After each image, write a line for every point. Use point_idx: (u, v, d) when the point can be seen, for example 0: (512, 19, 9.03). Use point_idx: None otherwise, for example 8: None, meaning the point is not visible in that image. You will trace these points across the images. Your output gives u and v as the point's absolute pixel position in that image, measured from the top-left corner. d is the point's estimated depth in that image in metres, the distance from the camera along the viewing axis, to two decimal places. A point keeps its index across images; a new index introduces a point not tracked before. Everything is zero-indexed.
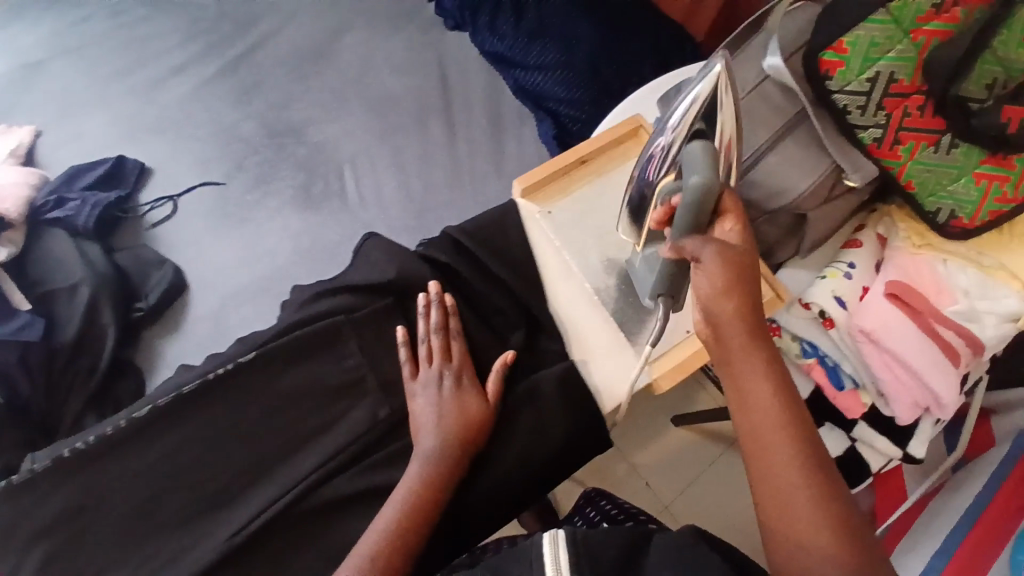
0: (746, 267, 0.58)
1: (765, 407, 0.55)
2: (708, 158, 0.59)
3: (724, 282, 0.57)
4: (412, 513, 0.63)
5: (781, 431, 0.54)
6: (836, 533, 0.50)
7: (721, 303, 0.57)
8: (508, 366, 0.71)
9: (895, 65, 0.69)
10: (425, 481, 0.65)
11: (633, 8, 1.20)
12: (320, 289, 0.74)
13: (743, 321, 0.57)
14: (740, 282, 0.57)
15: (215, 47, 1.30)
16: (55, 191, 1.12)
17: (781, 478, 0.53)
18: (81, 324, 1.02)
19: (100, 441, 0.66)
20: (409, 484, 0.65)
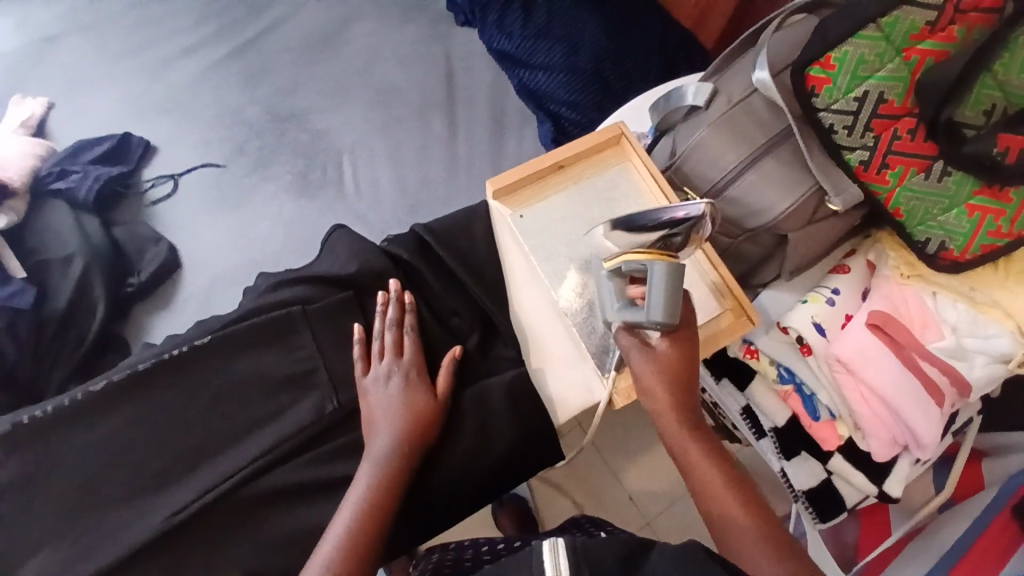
0: (681, 357, 0.63)
1: (713, 478, 0.60)
2: (676, 291, 0.58)
3: (661, 370, 0.62)
4: (360, 517, 0.63)
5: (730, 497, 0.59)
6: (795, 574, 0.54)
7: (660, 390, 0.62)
8: (457, 362, 0.72)
9: (885, 85, 0.67)
10: (376, 490, 0.64)
11: (643, 11, 1.18)
12: (281, 278, 0.75)
13: (682, 405, 0.62)
14: (675, 368, 0.62)
15: (227, 30, 1.32)
16: (59, 163, 1.15)
17: (738, 539, 0.57)
18: (73, 295, 1.05)
19: (57, 410, 0.68)
20: (359, 487, 0.65)
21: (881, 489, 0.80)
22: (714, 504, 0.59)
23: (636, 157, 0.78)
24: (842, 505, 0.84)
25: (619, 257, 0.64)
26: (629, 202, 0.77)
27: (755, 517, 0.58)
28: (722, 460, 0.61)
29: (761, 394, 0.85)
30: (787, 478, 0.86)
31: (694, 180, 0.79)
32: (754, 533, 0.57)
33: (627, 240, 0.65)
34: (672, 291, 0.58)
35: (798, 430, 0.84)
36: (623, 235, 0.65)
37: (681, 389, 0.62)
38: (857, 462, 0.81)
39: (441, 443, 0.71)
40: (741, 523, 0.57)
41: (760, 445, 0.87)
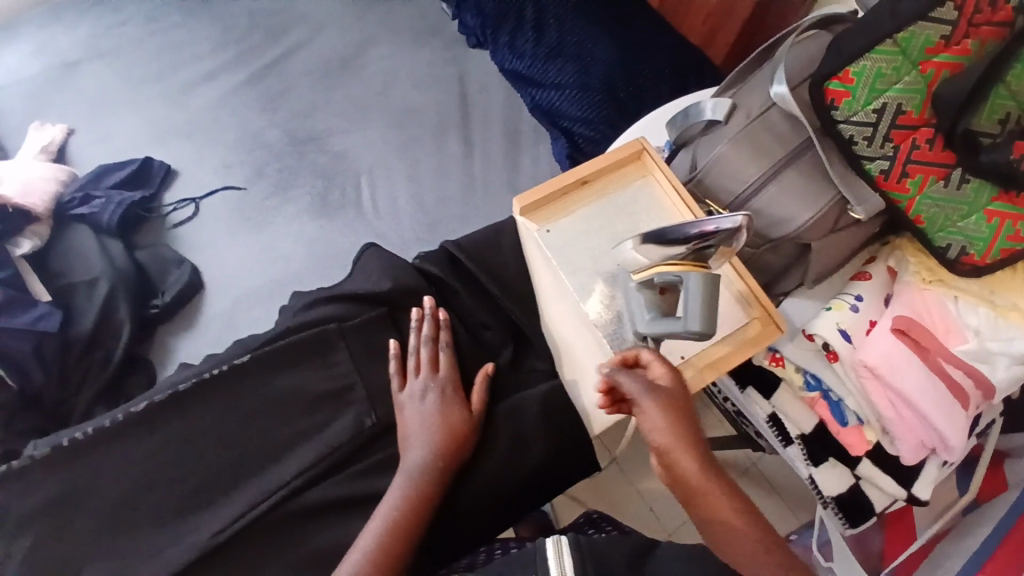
0: (681, 395, 0.64)
1: (726, 510, 0.60)
2: (712, 300, 0.59)
3: (670, 407, 0.62)
4: (389, 528, 0.63)
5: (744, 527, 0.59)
6: None
7: (667, 426, 0.62)
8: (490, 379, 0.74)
9: (903, 97, 0.69)
10: (408, 502, 0.65)
11: (653, 29, 1.21)
12: (313, 297, 0.76)
13: (687, 438, 0.62)
14: (678, 404, 0.63)
15: (245, 56, 1.35)
16: (81, 188, 1.17)
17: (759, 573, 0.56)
18: (98, 318, 1.06)
19: (98, 432, 0.69)
20: (392, 496, 0.65)
21: (911, 493, 0.82)
22: (730, 535, 0.59)
23: (658, 171, 0.79)
24: (871, 511, 0.84)
25: (656, 267, 0.65)
26: (653, 215, 0.78)
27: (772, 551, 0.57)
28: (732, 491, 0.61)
29: (787, 403, 0.85)
30: (816, 485, 0.85)
31: (716, 193, 0.80)
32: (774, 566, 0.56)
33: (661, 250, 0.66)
34: (708, 301, 0.59)
35: (824, 438, 0.84)
36: (657, 245, 0.66)
37: (683, 424, 0.62)
38: (885, 467, 0.82)
39: (474, 458, 0.72)
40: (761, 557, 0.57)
41: (788, 453, 0.86)
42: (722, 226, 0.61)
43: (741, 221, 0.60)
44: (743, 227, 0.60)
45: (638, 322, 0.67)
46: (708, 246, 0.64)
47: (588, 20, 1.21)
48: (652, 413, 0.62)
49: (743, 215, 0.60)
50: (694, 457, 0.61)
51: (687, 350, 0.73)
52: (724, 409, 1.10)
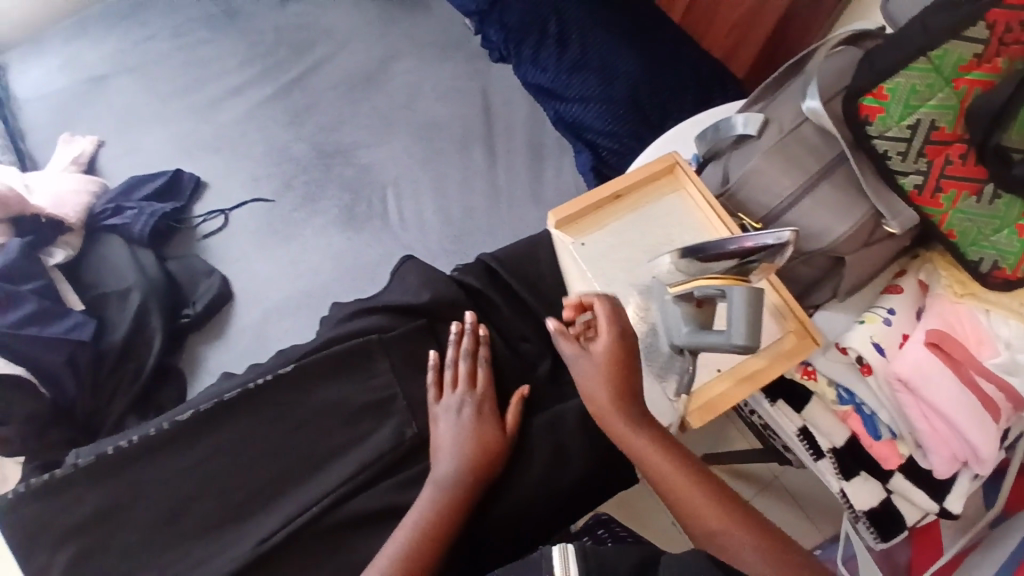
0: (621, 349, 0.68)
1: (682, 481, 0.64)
2: (756, 313, 0.60)
3: (598, 373, 0.68)
4: (418, 536, 0.62)
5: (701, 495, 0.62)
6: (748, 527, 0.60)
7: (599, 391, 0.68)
8: (524, 401, 0.74)
9: (937, 113, 0.69)
10: (436, 510, 0.64)
11: (676, 44, 1.22)
12: (356, 308, 0.78)
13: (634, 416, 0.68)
14: (617, 359, 0.68)
15: (271, 71, 1.37)
16: (113, 200, 1.18)
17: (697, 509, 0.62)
18: (130, 328, 1.07)
19: (143, 441, 0.70)
20: (420, 505, 0.65)
21: (942, 506, 0.82)
22: (688, 503, 0.63)
23: (691, 185, 0.80)
24: (902, 525, 0.85)
25: (698, 279, 0.66)
26: (686, 229, 0.79)
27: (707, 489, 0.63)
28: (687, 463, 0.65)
29: (818, 417, 0.86)
30: (848, 500, 0.85)
31: (748, 207, 0.81)
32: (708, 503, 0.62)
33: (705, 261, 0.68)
34: (752, 314, 0.60)
35: (856, 451, 0.85)
36: (701, 256, 0.68)
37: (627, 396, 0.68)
38: (917, 479, 0.82)
39: (507, 475, 0.72)
40: (697, 497, 0.63)
41: (818, 467, 0.86)
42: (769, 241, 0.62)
43: (789, 237, 0.61)
44: (790, 242, 0.62)
45: (676, 334, 0.69)
46: (753, 262, 0.65)
47: (611, 35, 1.22)
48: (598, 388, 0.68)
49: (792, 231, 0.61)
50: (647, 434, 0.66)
51: (722, 363, 0.74)
52: (749, 422, 1.12)
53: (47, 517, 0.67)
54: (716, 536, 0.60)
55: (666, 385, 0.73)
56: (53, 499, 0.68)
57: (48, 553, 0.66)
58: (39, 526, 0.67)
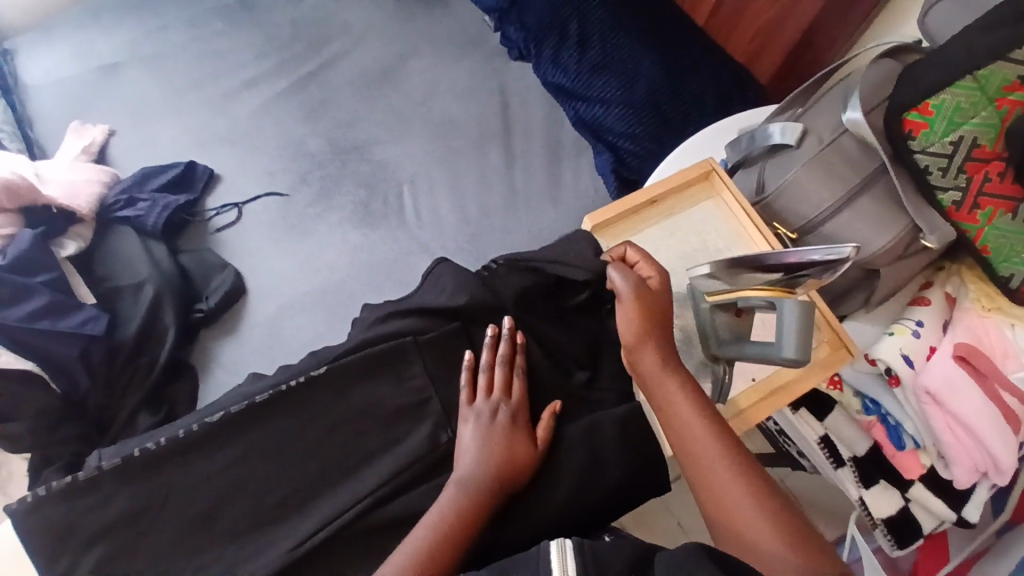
0: (661, 300, 0.70)
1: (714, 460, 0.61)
2: (806, 326, 0.60)
3: (643, 303, 0.68)
4: (436, 538, 0.62)
5: (733, 482, 0.59)
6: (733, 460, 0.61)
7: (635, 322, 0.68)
8: (556, 416, 0.73)
9: (979, 130, 0.70)
10: (454, 512, 0.64)
11: (699, 46, 1.21)
12: (389, 310, 0.77)
13: (681, 383, 0.65)
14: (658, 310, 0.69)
15: (287, 64, 1.36)
16: (125, 190, 1.16)
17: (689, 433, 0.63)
18: (143, 322, 1.06)
19: (170, 443, 0.69)
20: (440, 507, 0.65)
21: (960, 515, 0.81)
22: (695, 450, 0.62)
23: (727, 193, 0.80)
24: (919, 533, 0.84)
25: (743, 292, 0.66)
26: (722, 236, 0.79)
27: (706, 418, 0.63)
28: (727, 443, 0.62)
29: (841, 426, 0.86)
30: (866, 507, 0.85)
31: (784, 216, 0.81)
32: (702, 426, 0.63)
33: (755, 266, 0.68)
34: (802, 328, 0.60)
35: (877, 459, 0.86)
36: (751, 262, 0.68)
37: (670, 361, 0.67)
38: (938, 490, 0.82)
39: (536, 485, 0.71)
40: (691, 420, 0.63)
41: (839, 475, 0.86)
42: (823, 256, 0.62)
43: (848, 251, 0.60)
44: (846, 259, 0.60)
45: (712, 344, 0.69)
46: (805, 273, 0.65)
47: (634, 37, 1.20)
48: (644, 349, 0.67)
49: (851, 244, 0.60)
50: (692, 407, 0.64)
51: (758, 372, 0.74)
52: (764, 427, 1.12)
53: (76, 517, 0.66)
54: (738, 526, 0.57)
55: None
56: (79, 499, 0.67)
57: (76, 555, 0.66)
58: (67, 528, 0.66)
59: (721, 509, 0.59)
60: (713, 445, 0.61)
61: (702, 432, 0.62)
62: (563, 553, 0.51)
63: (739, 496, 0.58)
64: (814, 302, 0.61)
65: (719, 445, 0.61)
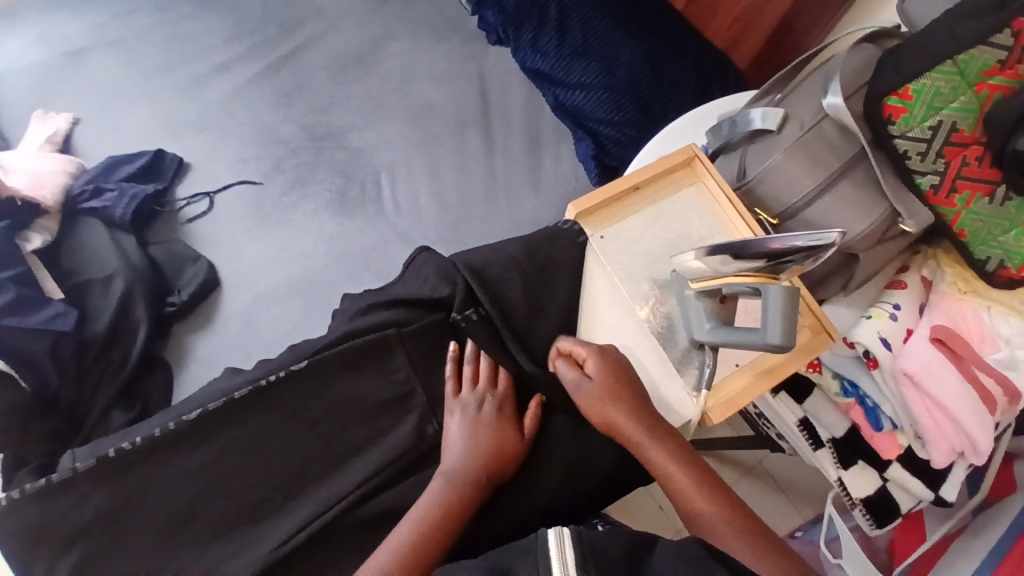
0: (629, 373, 0.69)
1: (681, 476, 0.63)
2: (790, 313, 0.60)
3: (603, 374, 0.68)
4: (421, 531, 0.61)
5: (703, 496, 0.62)
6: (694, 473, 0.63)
7: (596, 386, 0.68)
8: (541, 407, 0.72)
9: (958, 115, 0.70)
10: (435, 504, 0.63)
11: (678, 30, 1.20)
12: (370, 302, 0.76)
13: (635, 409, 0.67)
14: (615, 375, 0.68)
15: (259, 49, 1.32)
16: (92, 180, 1.13)
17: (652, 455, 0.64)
18: (114, 317, 1.02)
19: (146, 442, 0.67)
20: (426, 499, 0.64)
21: (936, 494, 0.83)
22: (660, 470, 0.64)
23: (709, 179, 0.80)
24: (896, 512, 0.85)
25: (729, 279, 0.65)
26: (704, 222, 0.79)
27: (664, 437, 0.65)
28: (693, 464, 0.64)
29: (819, 409, 0.86)
30: (845, 487, 0.86)
31: (767, 202, 0.81)
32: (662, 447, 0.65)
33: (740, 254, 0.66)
34: (787, 315, 0.60)
35: (855, 441, 0.86)
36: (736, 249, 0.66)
37: (630, 403, 0.67)
38: (915, 470, 0.84)
39: (522, 476, 0.71)
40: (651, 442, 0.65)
41: (817, 457, 0.87)
42: (806, 242, 0.60)
43: (831, 237, 0.57)
44: (830, 245, 0.58)
45: (698, 330, 0.69)
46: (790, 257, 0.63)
47: (614, 21, 1.19)
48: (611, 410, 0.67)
49: (834, 231, 0.58)
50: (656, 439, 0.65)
51: (741, 358, 0.74)
52: (745, 411, 1.13)
53: (48, 521, 0.64)
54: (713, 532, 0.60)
55: (685, 379, 0.72)
56: (52, 503, 0.65)
57: (51, 559, 0.64)
58: (41, 533, 0.64)
59: (696, 519, 0.61)
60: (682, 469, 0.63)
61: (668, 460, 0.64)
62: (561, 542, 0.51)
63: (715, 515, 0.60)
64: (799, 289, 0.61)
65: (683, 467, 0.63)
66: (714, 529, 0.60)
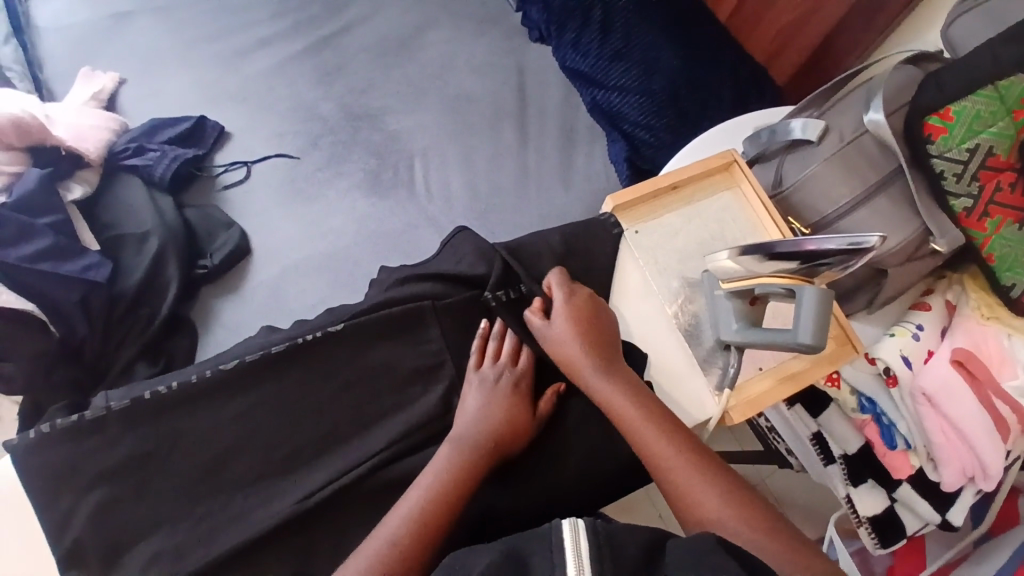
0: (604, 326, 0.71)
1: (667, 452, 0.63)
2: (824, 314, 0.62)
3: (575, 313, 0.71)
4: (431, 498, 0.62)
5: (693, 475, 0.61)
6: (683, 449, 0.63)
7: (569, 336, 0.70)
8: (559, 396, 0.74)
9: (995, 140, 0.72)
10: (439, 473, 0.64)
11: (720, 40, 1.22)
12: (407, 274, 0.78)
13: (618, 383, 0.67)
14: (589, 320, 0.71)
15: (303, 26, 1.34)
16: (135, 140, 1.15)
17: (639, 430, 0.65)
18: (146, 273, 1.04)
19: (181, 388, 0.69)
20: (439, 464, 0.65)
21: (944, 517, 0.84)
22: (645, 448, 0.64)
23: (746, 184, 0.81)
24: (901, 532, 0.86)
25: (765, 280, 0.67)
26: (739, 226, 0.80)
27: (650, 411, 0.66)
28: (670, 427, 0.65)
29: (834, 422, 0.87)
30: (852, 505, 0.87)
31: (800, 211, 0.83)
32: (648, 424, 0.65)
33: (773, 252, 0.68)
34: (821, 317, 0.62)
35: (868, 457, 0.86)
36: (770, 249, 0.68)
37: (610, 366, 0.69)
38: (924, 490, 0.84)
39: (541, 456, 0.73)
40: (637, 419, 0.65)
41: (828, 471, 0.88)
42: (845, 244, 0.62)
43: (871, 242, 0.60)
44: (869, 249, 0.61)
45: (725, 330, 0.71)
46: (828, 259, 0.65)
47: (655, 27, 1.21)
48: (584, 365, 0.69)
49: (874, 237, 0.60)
50: (631, 402, 0.66)
51: (765, 362, 0.75)
52: (755, 423, 1.14)
53: (79, 459, 0.66)
54: (704, 513, 0.59)
55: (709, 378, 0.73)
56: (83, 441, 0.66)
57: (77, 496, 0.66)
58: (70, 470, 0.66)
59: (686, 501, 0.61)
60: (658, 432, 0.64)
61: (647, 428, 0.64)
62: (576, 534, 0.50)
63: (695, 481, 0.61)
64: (832, 293, 0.62)
65: (658, 430, 0.64)
66: (706, 509, 0.59)
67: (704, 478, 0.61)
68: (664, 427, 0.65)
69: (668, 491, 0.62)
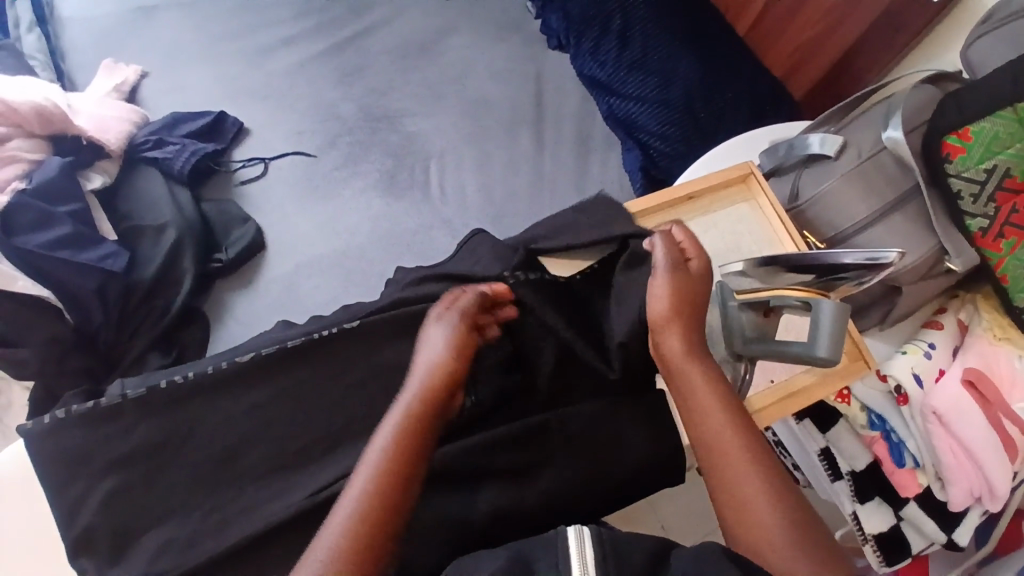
0: (694, 291, 0.69)
1: (731, 446, 0.59)
2: (840, 327, 0.63)
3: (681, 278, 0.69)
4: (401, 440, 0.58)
5: (749, 474, 0.57)
6: (746, 448, 0.59)
7: (666, 297, 0.68)
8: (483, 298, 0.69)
9: (1013, 161, 0.72)
10: (404, 431, 0.59)
11: (738, 54, 1.23)
12: (424, 275, 0.79)
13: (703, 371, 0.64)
14: (686, 296, 0.68)
15: (325, 26, 1.36)
16: (156, 133, 1.17)
17: (709, 419, 0.61)
18: (161, 265, 1.05)
19: (196, 379, 0.69)
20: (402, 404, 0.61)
21: (950, 538, 0.83)
22: (710, 436, 0.60)
23: (763, 197, 0.82)
24: (907, 550, 0.85)
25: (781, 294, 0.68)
26: (754, 239, 0.81)
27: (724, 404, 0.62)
28: (741, 423, 0.61)
29: (843, 438, 0.87)
30: (860, 523, 0.86)
31: (816, 225, 0.84)
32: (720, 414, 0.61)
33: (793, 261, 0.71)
34: (837, 330, 0.63)
35: (876, 474, 0.86)
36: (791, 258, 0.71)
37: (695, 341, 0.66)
38: (931, 510, 0.83)
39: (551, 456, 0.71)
40: (711, 406, 0.62)
41: (835, 487, 0.88)
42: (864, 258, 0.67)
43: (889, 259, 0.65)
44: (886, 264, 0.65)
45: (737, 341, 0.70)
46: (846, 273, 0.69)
47: (675, 38, 1.21)
48: (671, 337, 0.66)
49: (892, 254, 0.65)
50: (710, 389, 0.63)
51: (776, 374, 0.76)
52: None
53: (93, 446, 0.67)
54: (751, 518, 0.55)
55: None
56: (98, 428, 0.67)
57: (90, 482, 0.66)
58: (84, 456, 0.67)
59: (736, 501, 0.56)
60: (726, 423, 0.61)
61: (719, 418, 0.61)
62: (581, 542, 0.51)
63: (748, 480, 0.57)
64: (848, 307, 0.64)
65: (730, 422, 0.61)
66: (755, 513, 0.55)
67: (757, 481, 0.57)
68: (733, 419, 0.61)
69: (719, 487, 0.58)
